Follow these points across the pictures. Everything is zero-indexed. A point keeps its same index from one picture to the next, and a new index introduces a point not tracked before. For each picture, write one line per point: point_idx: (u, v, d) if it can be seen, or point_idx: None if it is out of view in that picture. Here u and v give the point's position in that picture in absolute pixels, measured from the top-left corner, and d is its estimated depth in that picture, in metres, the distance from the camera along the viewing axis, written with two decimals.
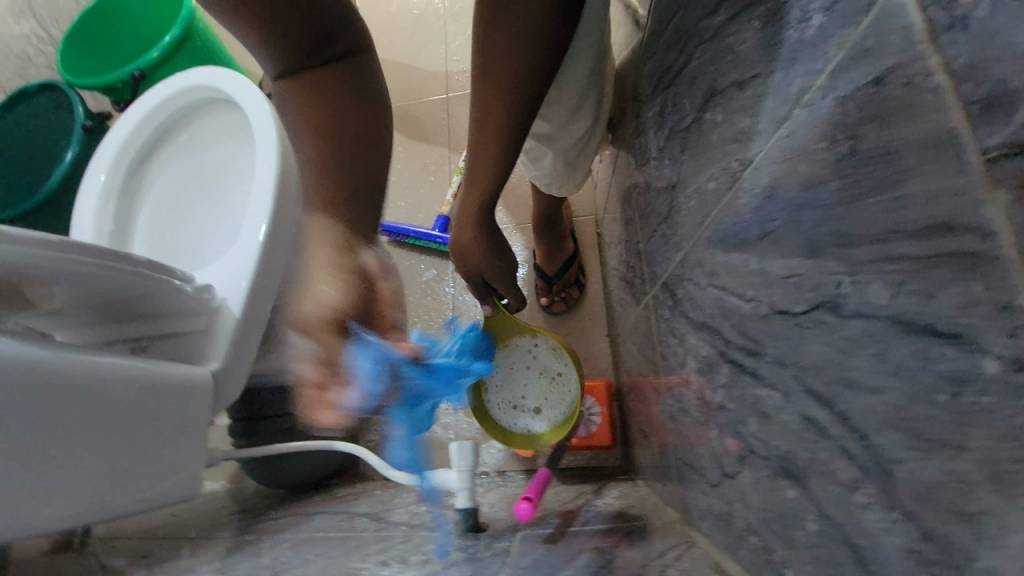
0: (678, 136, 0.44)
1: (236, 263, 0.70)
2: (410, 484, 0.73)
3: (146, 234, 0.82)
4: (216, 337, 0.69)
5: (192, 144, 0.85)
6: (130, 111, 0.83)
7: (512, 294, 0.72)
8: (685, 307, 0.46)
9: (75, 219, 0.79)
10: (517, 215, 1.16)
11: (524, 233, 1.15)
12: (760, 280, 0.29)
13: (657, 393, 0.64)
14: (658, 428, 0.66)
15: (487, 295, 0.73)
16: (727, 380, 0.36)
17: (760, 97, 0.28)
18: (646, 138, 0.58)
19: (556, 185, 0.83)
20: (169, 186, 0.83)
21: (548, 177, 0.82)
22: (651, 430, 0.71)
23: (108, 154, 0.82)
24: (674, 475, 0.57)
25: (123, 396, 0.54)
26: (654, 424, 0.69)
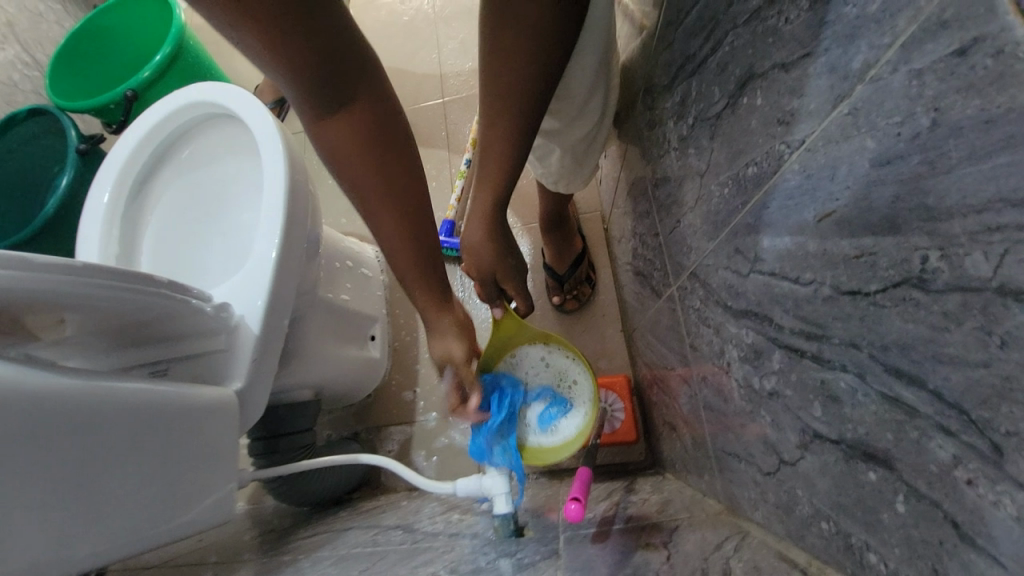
0: (705, 124, 0.44)
1: (251, 279, 0.69)
2: (441, 492, 0.71)
3: (153, 255, 0.79)
4: (237, 355, 0.67)
5: (195, 162, 0.84)
6: (129, 130, 0.81)
7: (521, 296, 0.70)
8: (721, 296, 0.46)
9: (80, 243, 0.76)
10: (522, 215, 1.16)
11: (530, 232, 1.14)
12: (820, 261, 0.29)
13: (686, 385, 0.64)
14: (688, 420, 0.66)
15: (497, 298, 0.69)
16: (781, 367, 0.36)
17: (808, 77, 0.28)
18: (662, 129, 0.58)
19: (562, 182, 0.83)
20: (174, 205, 0.82)
21: (556, 175, 0.81)
22: (680, 423, 0.71)
23: (108, 175, 0.80)
24: (712, 466, 0.57)
25: (149, 421, 0.53)
26: (683, 417, 0.69)
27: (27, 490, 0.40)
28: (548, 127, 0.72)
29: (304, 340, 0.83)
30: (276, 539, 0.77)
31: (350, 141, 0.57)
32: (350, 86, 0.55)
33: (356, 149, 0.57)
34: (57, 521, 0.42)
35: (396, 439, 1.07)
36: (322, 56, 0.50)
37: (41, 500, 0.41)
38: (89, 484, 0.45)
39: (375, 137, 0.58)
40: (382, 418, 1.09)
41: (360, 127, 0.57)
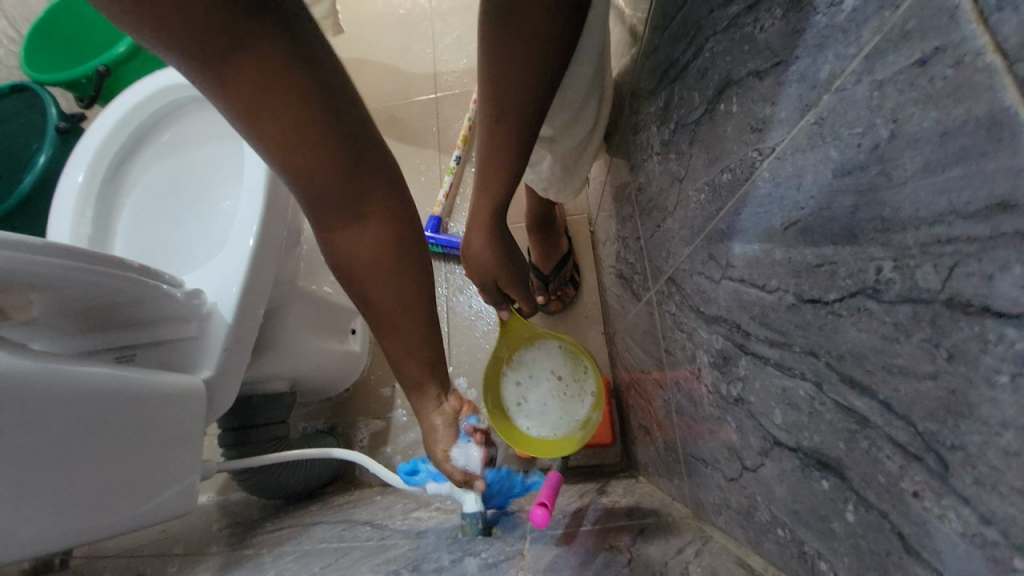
0: (685, 130, 0.44)
1: (229, 266, 0.68)
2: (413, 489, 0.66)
3: (128, 236, 0.78)
4: (207, 343, 0.65)
5: (178, 141, 0.83)
6: (108, 112, 0.80)
7: (523, 300, 0.73)
8: (694, 302, 0.46)
9: (53, 223, 0.74)
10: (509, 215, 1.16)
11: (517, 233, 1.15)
12: (785, 269, 0.29)
13: (661, 388, 0.64)
14: (662, 424, 0.66)
15: (502, 302, 0.72)
16: (746, 373, 0.36)
17: (782, 87, 0.28)
18: (646, 133, 0.58)
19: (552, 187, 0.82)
20: (153, 186, 0.80)
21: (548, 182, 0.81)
22: (654, 429, 0.72)
23: (84, 153, 0.78)
24: (681, 470, 0.57)
25: (111, 407, 0.51)
26: (657, 420, 0.69)
27: None
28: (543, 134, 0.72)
29: (278, 331, 0.82)
30: (241, 531, 0.75)
31: (363, 255, 0.52)
32: (364, 188, 0.50)
33: (374, 259, 0.52)
34: (15, 506, 0.41)
35: (371, 431, 1.07)
36: (308, 160, 0.46)
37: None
38: (44, 469, 0.44)
39: (390, 235, 0.52)
40: (359, 413, 1.09)
41: (378, 234, 0.52)
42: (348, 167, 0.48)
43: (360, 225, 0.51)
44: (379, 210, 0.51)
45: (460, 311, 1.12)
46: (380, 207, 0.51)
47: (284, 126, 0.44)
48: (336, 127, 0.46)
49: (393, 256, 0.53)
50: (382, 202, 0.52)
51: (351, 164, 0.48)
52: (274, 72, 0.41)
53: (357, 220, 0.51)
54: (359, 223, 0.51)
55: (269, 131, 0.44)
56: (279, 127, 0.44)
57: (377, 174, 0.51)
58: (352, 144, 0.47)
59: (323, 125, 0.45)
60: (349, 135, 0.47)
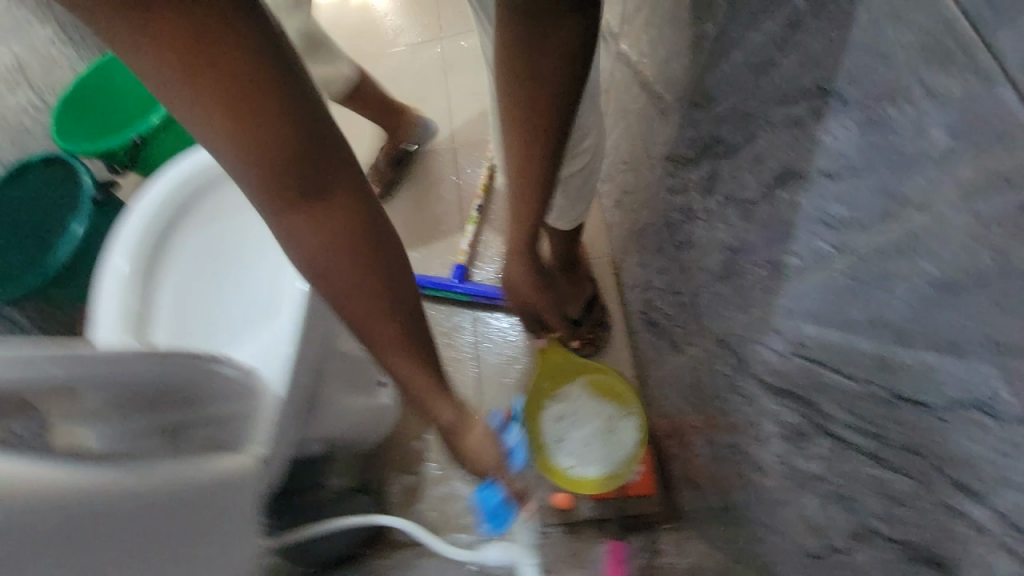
0: (736, 204, 0.47)
1: (276, 337, 0.71)
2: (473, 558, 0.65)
3: (171, 309, 0.79)
4: (260, 419, 0.60)
5: (215, 211, 0.86)
6: (152, 187, 0.83)
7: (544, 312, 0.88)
8: (754, 370, 0.47)
9: (100, 301, 0.76)
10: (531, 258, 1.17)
11: None
12: (873, 360, 0.31)
13: (711, 444, 0.65)
14: (714, 479, 0.67)
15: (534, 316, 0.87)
16: (826, 454, 0.37)
17: (868, 192, 0.31)
18: (686, 196, 0.60)
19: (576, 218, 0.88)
20: (197, 258, 0.83)
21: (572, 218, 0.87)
22: (703, 481, 0.72)
23: (130, 230, 0.80)
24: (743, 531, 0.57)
25: (195, 517, 0.44)
26: (707, 474, 0.69)
27: None
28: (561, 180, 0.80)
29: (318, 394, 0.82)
30: None
31: (332, 249, 0.53)
32: (328, 177, 0.49)
33: (341, 252, 0.53)
34: None
35: (403, 487, 1.06)
36: (270, 147, 0.44)
37: None
38: None
39: (355, 218, 0.53)
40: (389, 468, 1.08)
41: (341, 223, 0.52)
42: (300, 157, 0.46)
43: (310, 204, 0.50)
44: (342, 200, 0.51)
45: (487, 359, 1.12)
46: (340, 203, 0.51)
47: (191, 61, 0.39)
48: (271, 80, 0.41)
49: (361, 246, 0.54)
50: (349, 197, 0.52)
51: (304, 152, 0.46)
52: (198, 40, 0.38)
53: (319, 205, 0.50)
54: (320, 210, 0.51)
55: (211, 107, 0.41)
56: (238, 122, 0.42)
57: (338, 165, 0.50)
58: (304, 130, 0.45)
59: (273, 115, 0.43)
60: (306, 121, 0.45)
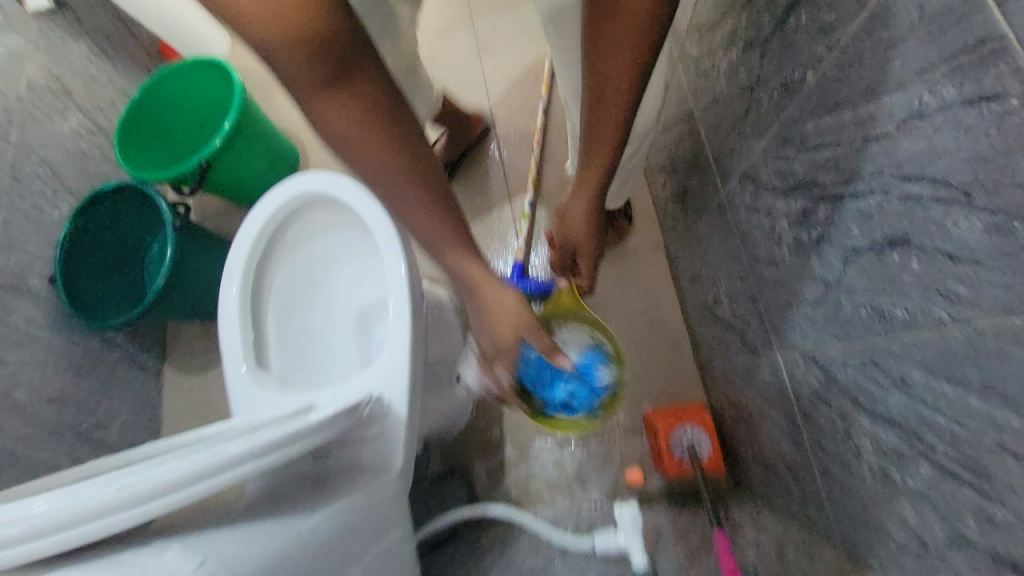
0: (838, 247, 0.51)
1: (390, 364, 0.77)
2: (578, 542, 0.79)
3: (277, 332, 0.95)
4: (388, 437, 0.74)
5: (301, 242, 0.99)
6: (248, 219, 0.93)
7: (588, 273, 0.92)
8: (850, 392, 0.55)
9: (221, 329, 0.88)
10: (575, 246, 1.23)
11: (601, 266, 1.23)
12: (982, 418, 0.39)
13: (789, 436, 0.74)
14: (790, 462, 0.77)
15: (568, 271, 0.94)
16: (930, 475, 0.46)
17: (986, 289, 0.36)
18: (771, 219, 0.64)
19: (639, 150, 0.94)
20: (291, 284, 0.98)
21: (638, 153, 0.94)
22: (774, 461, 0.83)
23: (234, 262, 0.92)
24: (826, 512, 0.68)
25: (355, 528, 0.62)
26: (782, 457, 0.79)
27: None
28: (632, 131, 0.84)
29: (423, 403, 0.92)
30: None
31: (354, 133, 0.53)
32: (358, 63, 0.50)
33: (357, 133, 0.53)
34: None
35: (487, 467, 1.17)
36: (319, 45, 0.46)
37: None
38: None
39: (378, 106, 0.53)
40: (472, 452, 1.18)
41: (364, 104, 0.52)
42: (337, 48, 0.47)
43: (345, 89, 0.50)
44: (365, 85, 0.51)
45: None
46: (370, 84, 0.51)
47: None
48: None
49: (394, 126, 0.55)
50: (373, 81, 0.51)
51: (337, 43, 0.47)
52: None
53: (342, 86, 0.50)
54: (345, 96, 0.51)
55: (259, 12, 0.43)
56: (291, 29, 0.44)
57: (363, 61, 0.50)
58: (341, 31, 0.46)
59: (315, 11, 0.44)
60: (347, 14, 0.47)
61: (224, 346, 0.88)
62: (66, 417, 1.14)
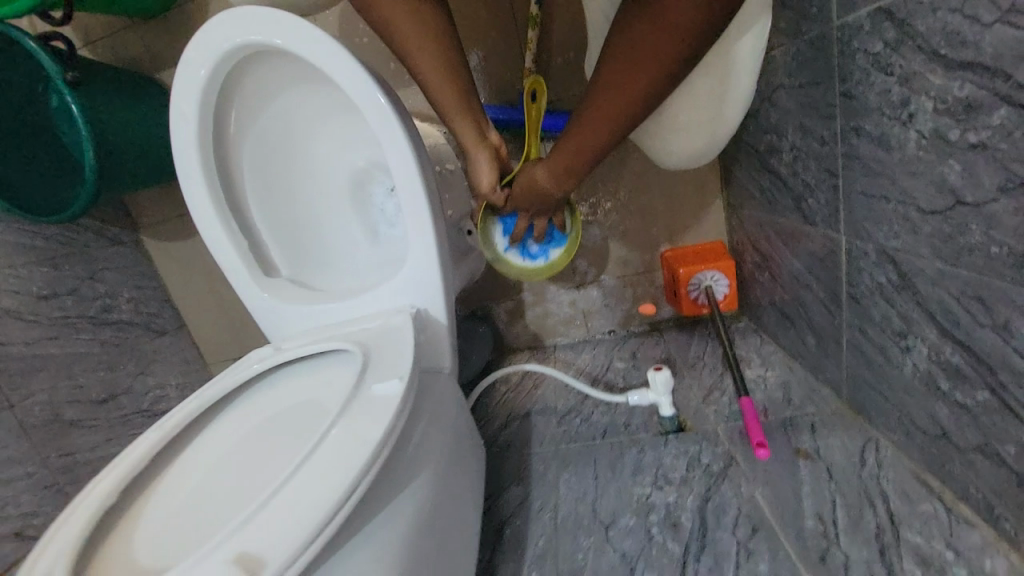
0: (1011, 171, 0.41)
1: (418, 266, 0.71)
2: (610, 399, 0.92)
3: (265, 217, 0.80)
4: (434, 342, 0.73)
5: (255, 112, 0.76)
6: (180, 72, 0.69)
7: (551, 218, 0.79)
8: (927, 307, 0.54)
9: (197, 219, 0.75)
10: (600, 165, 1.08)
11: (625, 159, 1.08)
12: None
13: (818, 303, 0.77)
14: (806, 318, 0.82)
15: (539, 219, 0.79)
16: (984, 400, 0.50)
17: None
18: (907, 95, 0.50)
19: (702, 142, 0.72)
20: (263, 159, 0.79)
21: (694, 147, 0.72)
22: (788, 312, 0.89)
23: (182, 133, 0.71)
24: (834, 369, 0.77)
25: (441, 436, 0.66)
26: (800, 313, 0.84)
27: (440, 518, 0.61)
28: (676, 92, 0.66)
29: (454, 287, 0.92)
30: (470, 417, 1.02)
31: None
32: None
33: None
34: (456, 501, 0.65)
35: (506, 309, 1.22)
36: None
37: (447, 516, 0.62)
38: (452, 492, 0.65)
39: None
40: (490, 297, 1.21)
41: None
42: None
43: None
44: None
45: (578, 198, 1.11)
46: None
47: None
48: None
49: None
50: None
51: None
52: None
53: None
54: None
55: None
56: None
57: None
58: None
59: None
60: None
61: (210, 241, 0.75)
62: (71, 310, 1.10)
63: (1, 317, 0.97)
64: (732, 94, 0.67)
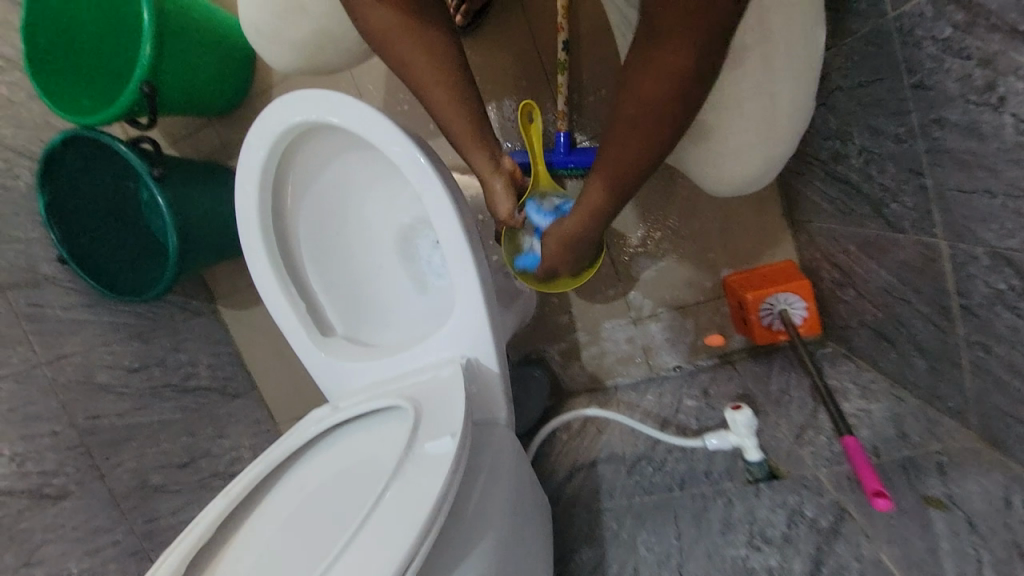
0: None
1: (466, 316, 0.69)
2: (685, 443, 0.83)
3: (323, 280, 0.84)
4: (487, 393, 0.70)
5: (308, 183, 0.81)
6: (243, 156, 0.75)
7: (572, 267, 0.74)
8: None
9: (260, 287, 0.78)
10: (646, 193, 1.05)
11: (672, 185, 1.04)
12: None
13: (922, 319, 0.66)
14: (909, 337, 0.71)
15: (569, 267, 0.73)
16: None
17: None
18: (991, 75, 0.43)
19: (753, 164, 0.65)
20: (319, 226, 0.83)
21: (739, 168, 0.65)
22: (885, 331, 0.77)
23: (245, 210, 0.76)
24: (956, 397, 0.64)
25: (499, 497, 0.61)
26: (900, 332, 0.73)
27: None
28: (708, 119, 0.61)
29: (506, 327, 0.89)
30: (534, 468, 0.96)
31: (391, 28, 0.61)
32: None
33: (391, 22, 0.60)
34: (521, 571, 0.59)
35: (563, 350, 1.17)
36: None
37: None
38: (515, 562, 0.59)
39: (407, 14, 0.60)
40: (545, 339, 1.18)
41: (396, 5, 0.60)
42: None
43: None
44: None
45: (627, 229, 1.07)
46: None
47: None
48: None
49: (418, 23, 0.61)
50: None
51: None
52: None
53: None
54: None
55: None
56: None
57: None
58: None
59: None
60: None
61: (271, 307, 0.79)
62: (157, 379, 1.19)
63: (98, 391, 1.07)
64: (776, 105, 0.60)
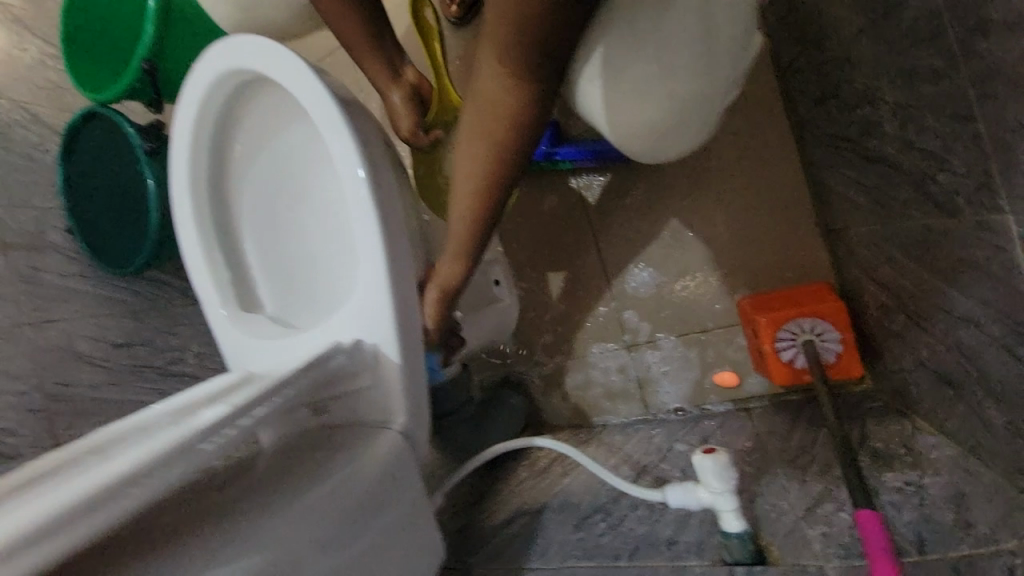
0: None
1: (369, 295, 0.59)
2: (646, 496, 0.64)
3: (254, 254, 0.76)
4: (385, 390, 0.59)
5: (247, 148, 0.75)
6: (178, 115, 0.72)
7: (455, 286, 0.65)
8: None
9: (185, 254, 0.74)
10: (646, 196, 0.91)
11: (679, 187, 0.89)
12: None
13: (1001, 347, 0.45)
14: (986, 380, 0.49)
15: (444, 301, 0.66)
16: None
17: None
18: None
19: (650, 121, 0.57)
20: (252, 195, 0.75)
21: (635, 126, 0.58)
22: (949, 373, 0.55)
23: (179, 172, 0.73)
24: None
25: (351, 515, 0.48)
26: (970, 373, 0.51)
27: None
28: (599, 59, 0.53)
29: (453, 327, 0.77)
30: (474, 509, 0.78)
31: None
32: None
33: None
34: None
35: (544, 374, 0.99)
36: None
37: None
38: None
39: None
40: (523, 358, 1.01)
41: None
42: None
43: None
44: None
45: (623, 235, 0.92)
46: None
47: None
48: None
49: None
50: None
51: None
52: None
53: None
54: None
55: None
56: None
57: None
58: None
59: None
60: None
61: (193, 276, 0.74)
62: (141, 359, 1.07)
63: (75, 360, 1.00)
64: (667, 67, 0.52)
